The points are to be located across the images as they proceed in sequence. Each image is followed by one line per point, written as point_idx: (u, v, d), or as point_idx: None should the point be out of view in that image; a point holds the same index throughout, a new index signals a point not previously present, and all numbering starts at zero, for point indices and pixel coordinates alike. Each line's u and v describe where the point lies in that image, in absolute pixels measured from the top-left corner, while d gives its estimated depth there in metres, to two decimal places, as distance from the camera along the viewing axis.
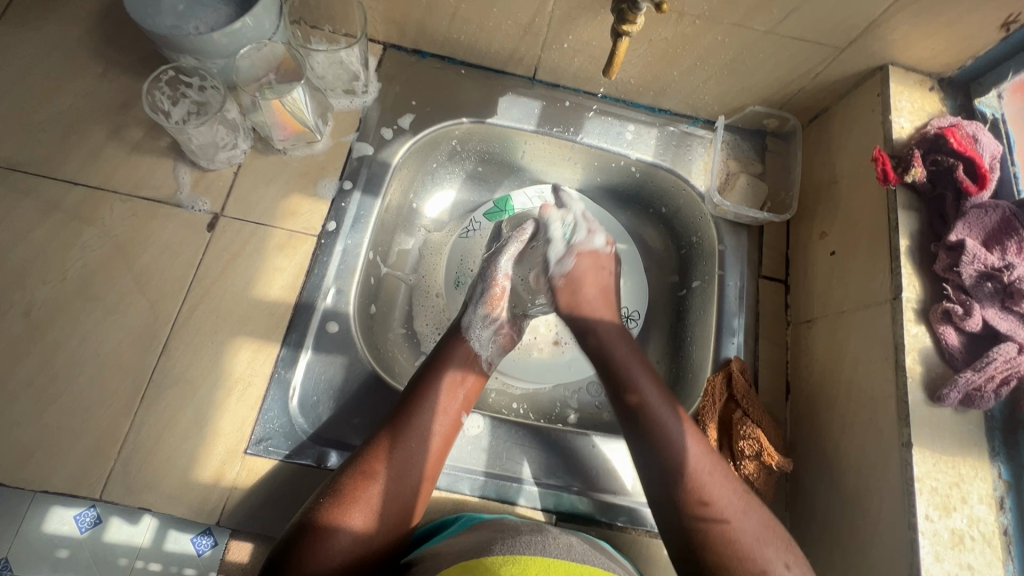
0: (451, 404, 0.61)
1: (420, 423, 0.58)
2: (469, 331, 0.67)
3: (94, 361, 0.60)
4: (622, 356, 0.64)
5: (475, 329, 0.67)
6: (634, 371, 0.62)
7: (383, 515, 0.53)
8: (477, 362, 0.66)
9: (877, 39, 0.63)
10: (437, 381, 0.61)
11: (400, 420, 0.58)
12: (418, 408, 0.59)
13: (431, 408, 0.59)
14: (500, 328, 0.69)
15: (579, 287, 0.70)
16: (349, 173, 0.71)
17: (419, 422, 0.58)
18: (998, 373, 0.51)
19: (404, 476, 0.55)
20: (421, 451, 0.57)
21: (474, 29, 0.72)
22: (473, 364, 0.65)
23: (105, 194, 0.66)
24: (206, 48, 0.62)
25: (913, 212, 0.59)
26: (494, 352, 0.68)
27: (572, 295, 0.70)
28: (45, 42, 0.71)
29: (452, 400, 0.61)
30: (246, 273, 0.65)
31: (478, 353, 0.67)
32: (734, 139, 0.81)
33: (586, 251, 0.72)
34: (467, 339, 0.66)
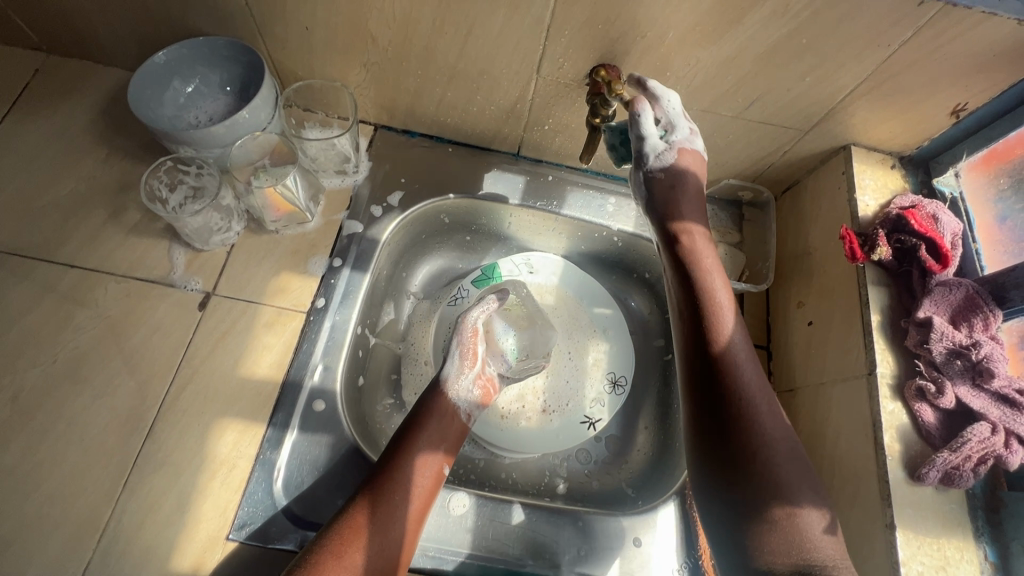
0: (429, 467, 0.61)
1: (398, 491, 0.57)
2: (448, 383, 0.68)
3: (80, 445, 0.60)
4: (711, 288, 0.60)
5: (454, 381, 0.68)
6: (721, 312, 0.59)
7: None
8: (458, 417, 0.67)
9: (839, 122, 0.67)
10: (414, 448, 0.61)
11: (383, 475, 0.58)
12: (395, 476, 0.58)
13: (408, 472, 0.59)
14: (477, 378, 0.71)
15: (678, 187, 0.64)
16: (340, 251, 0.73)
17: (396, 489, 0.57)
18: (974, 453, 0.51)
19: (382, 547, 0.54)
20: (400, 520, 0.56)
21: (460, 113, 0.76)
22: (454, 418, 0.66)
23: (99, 276, 0.68)
24: (205, 140, 0.65)
25: (882, 287, 0.61)
26: (472, 403, 0.69)
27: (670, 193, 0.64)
28: (52, 131, 0.74)
29: (430, 462, 0.61)
30: (235, 351, 0.66)
31: (457, 406, 0.67)
32: (711, 209, 0.83)
33: (688, 148, 0.64)
34: (446, 392, 0.67)
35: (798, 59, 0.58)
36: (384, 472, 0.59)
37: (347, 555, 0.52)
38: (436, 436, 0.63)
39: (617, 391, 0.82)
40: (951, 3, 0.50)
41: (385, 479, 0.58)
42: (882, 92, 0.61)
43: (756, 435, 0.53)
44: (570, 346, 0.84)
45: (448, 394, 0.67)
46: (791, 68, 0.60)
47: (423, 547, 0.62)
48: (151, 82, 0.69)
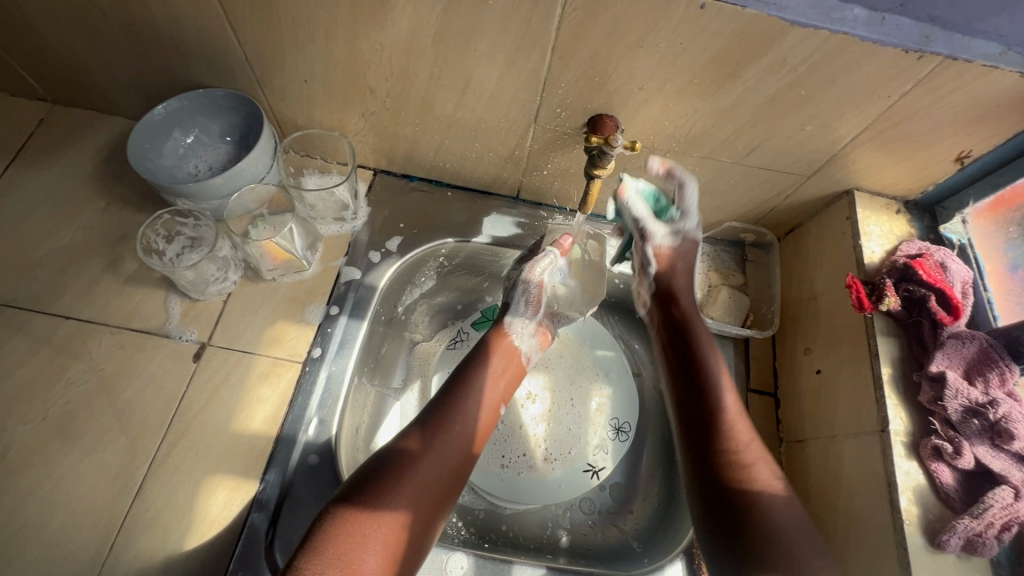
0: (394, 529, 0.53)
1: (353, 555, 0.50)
2: (513, 324, 0.72)
3: (67, 506, 0.58)
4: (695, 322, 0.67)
5: (519, 325, 0.72)
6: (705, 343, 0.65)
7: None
8: (517, 356, 0.71)
9: (841, 168, 0.66)
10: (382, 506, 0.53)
11: (451, 399, 0.63)
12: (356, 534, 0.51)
13: (368, 533, 0.51)
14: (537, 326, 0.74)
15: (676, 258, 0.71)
16: (337, 298, 0.72)
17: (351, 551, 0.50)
18: (997, 519, 0.49)
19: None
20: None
21: (459, 159, 0.76)
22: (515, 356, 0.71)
23: (94, 328, 0.67)
24: (203, 192, 0.66)
25: (892, 338, 0.60)
26: (533, 347, 0.74)
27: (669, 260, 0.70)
28: (53, 181, 0.75)
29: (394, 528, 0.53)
30: (229, 404, 0.65)
31: (519, 348, 0.72)
32: (714, 250, 0.82)
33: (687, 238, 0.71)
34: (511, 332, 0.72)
35: (798, 109, 0.58)
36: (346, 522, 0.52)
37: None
38: (414, 491, 0.56)
39: (621, 437, 0.80)
40: (951, 57, 0.50)
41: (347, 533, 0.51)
42: (884, 139, 0.60)
43: (750, 488, 0.56)
44: (570, 396, 0.81)
45: (512, 338, 0.71)
46: (791, 117, 0.59)
47: None
48: (152, 134, 0.70)
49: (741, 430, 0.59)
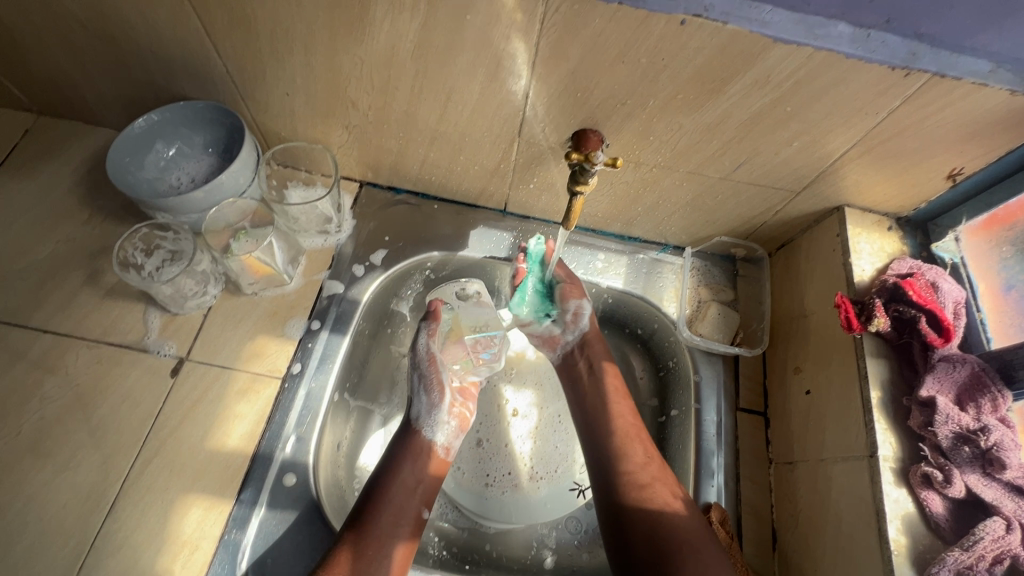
0: (383, 558, 0.60)
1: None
2: (421, 419, 0.71)
3: (37, 525, 0.57)
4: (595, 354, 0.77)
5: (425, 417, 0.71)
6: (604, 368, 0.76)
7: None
8: (433, 453, 0.70)
9: (831, 184, 0.64)
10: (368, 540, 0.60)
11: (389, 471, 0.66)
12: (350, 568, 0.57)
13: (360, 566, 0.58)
14: (451, 411, 0.73)
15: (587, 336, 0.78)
16: (319, 312, 0.71)
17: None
18: (988, 552, 0.47)
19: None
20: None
21: (444, 172, 0.75)
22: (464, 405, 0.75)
23: (72, 342, 0.66)
24: (183, 206, 0.65)
25: (882, 359, 0.58)
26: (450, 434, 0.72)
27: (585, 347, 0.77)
28: (36, 192, 0.74)
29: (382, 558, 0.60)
30: (205, 421, 0.64)
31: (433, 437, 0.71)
32: (704, 265, 0.81)
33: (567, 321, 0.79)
34: (419, 429, 0.70)
35: (784, 125, 0.57)
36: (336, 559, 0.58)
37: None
38: (392, 523, 0.62)
39: None
40: (940, 74, 0.48)
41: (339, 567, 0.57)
42: (873, 156, 0.59)
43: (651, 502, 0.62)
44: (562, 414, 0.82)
45: (424, 432, 0.70)
46: (778, 133, 0.58)
47: None
48: (132, 146, 0.69)
49: (636, 455, 0.66)
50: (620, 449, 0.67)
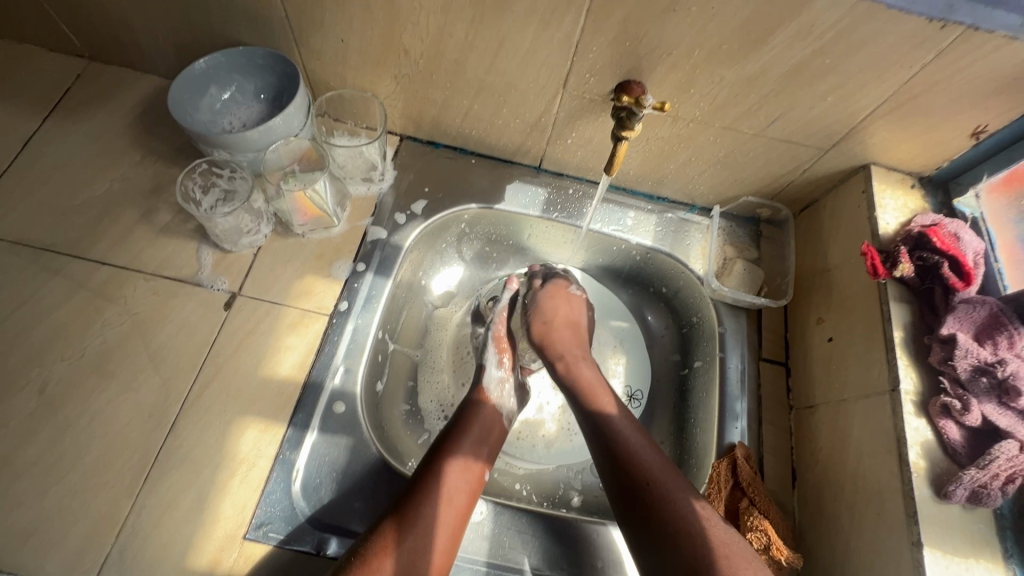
0: (462, 479, 0.61)
1: (425, 505, 0.57)
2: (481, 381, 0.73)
3: (103, 439, 0.60)
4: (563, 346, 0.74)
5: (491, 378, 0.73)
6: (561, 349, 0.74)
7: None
8: (499, 418, 0.70)
9: (859, 142, 0.68)
10: (448, 459, 0.62)
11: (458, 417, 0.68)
12: (430, 483, 0.59)
13: (438, 483, 0.59)
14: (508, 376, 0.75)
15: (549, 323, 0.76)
16: (364, 256, 0.75)
17: (427, 499, 0.58)
18: (1002, 471, 0.51)
19: (410, 561, 0.54)
20: (429, 534, 0.56)
21: (485, 126, 0.78)
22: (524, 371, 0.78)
23: (130, 274, 0.69)
24: (240, 144, 0.67)
25: (905, 304, 0.62)
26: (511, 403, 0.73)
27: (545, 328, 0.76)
28: (89, 133, 0.77)
29: (461, 477, 0.61)
30: (258, 351, 0.67)
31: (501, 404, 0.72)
32: (729, 225, 0.84)
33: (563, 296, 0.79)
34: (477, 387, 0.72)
35: (821, 79, 0.60)
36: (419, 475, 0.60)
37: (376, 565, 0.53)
38: (473, 447, 0.64)
39: (633, 405, 0.82)
40: (973, 27, 0.52)
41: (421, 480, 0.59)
42: (902, 112, 0.62)
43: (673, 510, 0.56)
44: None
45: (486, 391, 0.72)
46: (814, 87, 0.61)
47: None
48: (189, 88, 0.72)
49: (656, 469, 0.59)
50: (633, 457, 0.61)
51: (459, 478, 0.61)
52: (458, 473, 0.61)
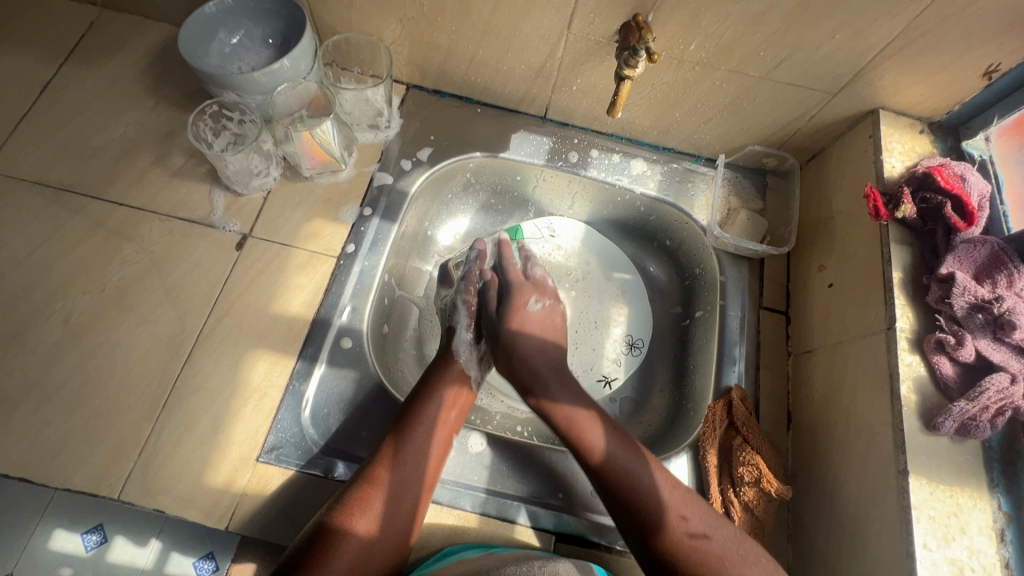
0: (452, 404, 0.65)
1: (421, 426, 0.61)
2: (457, 352, 0.71)
3: (124, 366, 0.64)
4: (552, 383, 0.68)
5: (467, 351, 0.72)
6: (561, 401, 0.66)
7: (393, 512, 0.57)
8: (469, 381, 0.69)
9: (867, 84, 0.67)
10: (440, 386, 0.66)
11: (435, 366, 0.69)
12: (423, 407, 0.63)
13: (434, 406, 0.63)
14: (480, 350, 0.74)
15: (525, 318, 0.73)
16: (370, 200, 0.76)
17: (423, 421, 0.62)
18: (992, 403, 0.52)
19: (411, 477, 0.59)
20: (425, 451, 0.61)
21: (490, 72, 0.78)
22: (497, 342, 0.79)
23: (146, 214, 0.71)
24: (249, 86, 0.69)
25: (906, 246, 0.62)
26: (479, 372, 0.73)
27: (520, 323, 0.73)
28: (103, 79, 0.79)
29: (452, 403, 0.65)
30: (268, 288, 0.69)
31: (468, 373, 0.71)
32: (735, 176, 0.84)
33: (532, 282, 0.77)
34: (455, 359, 0.70)
35: (828, 16, 0.59)
36: (413, 400, 0.64)
37: (379, 476, 0.58)
38: (461, 378, 0.68)
39: (634, 353, 0.84)
40: None
41: (415, 403, 0.63)
42: (912, 52, 0.61)
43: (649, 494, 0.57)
44: (594, 322, 0.86)
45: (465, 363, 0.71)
46: (821, 25, 0.60)
47: (442, 480, 0.64)
48: (199, 31, 0.72)
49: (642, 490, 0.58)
50: (625, 477, 0.59)
51: (449, 403, 0.65)
52: (442, 414, 0.64)
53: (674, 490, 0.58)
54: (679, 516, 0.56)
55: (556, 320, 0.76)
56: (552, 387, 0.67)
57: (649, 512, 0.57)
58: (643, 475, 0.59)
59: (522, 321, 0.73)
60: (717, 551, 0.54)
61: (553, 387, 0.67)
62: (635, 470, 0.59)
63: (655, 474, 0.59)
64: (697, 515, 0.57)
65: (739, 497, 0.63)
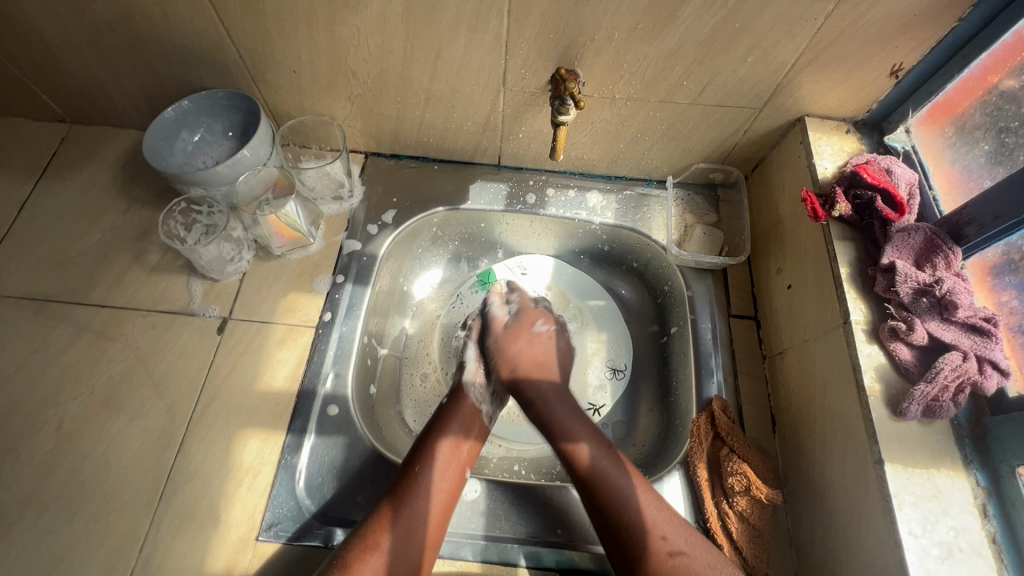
0: (454, 461, 0.65)
1: (420, 489, 0.61)
2: (467, 388, 0.72)
3: (118, 465, 0.65)
4: (547, 412, 0.69)
5: (471, 384, 0.73)
6: (568, 426, 0.67)
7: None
8: (480, 416, 0.70)
9: (788, 96, 0.71)
10: (436, 444, 0.65)
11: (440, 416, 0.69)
12: (422, 469, 0.62)
13: (432, 467, 0.63)
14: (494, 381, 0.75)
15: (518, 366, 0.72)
16: (341, 268, 0.79)
17: (424, 481, 0.61)
18: (950, 382, 0.54)
19: (406, 540, 0.58)
20: (426, 513, 0.60)
21: (440, 132, 0.83)
22: (475, 419, 0.70)
23: (128, 312, 0.74)
24: (212, 179, 0.73)
25: (849, 241, 0.65)
26: (493, 405, 0.73)
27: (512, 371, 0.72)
28: (77, 191, 0.83)
29: (454, 459, 0.65)
30: (252, 367, 0.71)
31: (479, 406, 0.71)
32: (687, 194, 0.88)
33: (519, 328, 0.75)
34: (467, 395, 0.71)
35: (736, 43, 0.64)
36: (416, 455, 0.64)
37: (376, 542, 0.57)
38: (461, 431, 0.67)
39: (617, 379, 0.84)
40: None
41: (418, 459, 0.63)
42: (820, 63, 0.66)
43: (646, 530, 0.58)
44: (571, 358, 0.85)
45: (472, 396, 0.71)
46: (731, 51, 0.65)
47: None
48: (162, 136, 0.78)
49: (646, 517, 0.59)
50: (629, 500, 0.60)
51: (452, 454, 0.65)
52: (445, 468, 0.63)
53: (670, 529, 0.58)
54: (659, 537, 0.58)
55: (544, 354, 0.74)
56: (567, 422, 0.67)
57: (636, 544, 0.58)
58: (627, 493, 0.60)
59: (513, 362, 0.73)
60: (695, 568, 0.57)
61: (571, 426, 0.66)
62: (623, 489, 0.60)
63: (637, 489, 0.61)
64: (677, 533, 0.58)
65: (733, 508, 0.63)
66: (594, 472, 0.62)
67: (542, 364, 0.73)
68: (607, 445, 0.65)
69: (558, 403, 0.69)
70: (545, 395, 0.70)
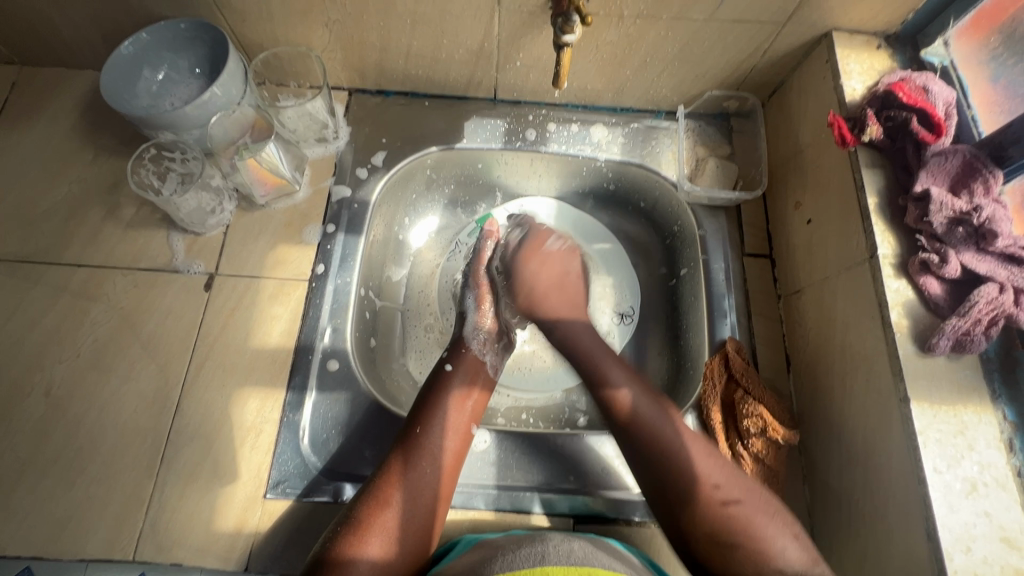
0: (457, 420, 0.62)
1: (427, 449, 0.58)
2: (468, 340, 0.69)
3: (114, 429, 0.63)
4: (586, 351, 0.65)
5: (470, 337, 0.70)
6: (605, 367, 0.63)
7: (403, 536, 0.54)
8: (483, 368, 0.67)
9: (816, 8, 0.64)
10: (439, 403, 0.62)
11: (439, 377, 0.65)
12: (426, 430, 0.60)
13: (436, 427, 0.60)
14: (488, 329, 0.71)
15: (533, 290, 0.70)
16: (332, 216, 0.74)
17: (429, 442, 0.59)
18: (984, 315, 0.51)
19: (416, 498, 0.56)
20: (431, 471, 0.57)
21: (429, 63, 0.75)
22: (479, 374, 0.66)
23: (107, 271, 0.70)
24: (182, 122, 0.66)
25: (878, 169, 0.60)
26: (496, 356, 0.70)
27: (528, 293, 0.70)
28: (36, 141, 0.76)
29: (457, 416, 0.62)
30: (245, 324, 0.68)
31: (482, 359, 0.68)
32: (698, 125, 0.81)
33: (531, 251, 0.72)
34: (467, 347, 0.68)
35: None
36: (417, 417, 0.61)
37: (385, 503, 0.54)
38: (465, 384, 0.65)
39: (625, 323, 0.81)
40: None
41: (422, 419, 0.60)
42: None
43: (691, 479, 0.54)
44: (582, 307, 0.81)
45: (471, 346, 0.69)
46: None
47: None
48: (121, 75, 0.70)
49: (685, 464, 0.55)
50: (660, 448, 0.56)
51: (456, 412, 0.62)
52: (449, 429, 0.60)
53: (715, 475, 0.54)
54: (711, 483, 0.54)
55: (560, 270, 0.71)
56: (600, 360, 0.63)
57: (680, 487, 0.54)
58: (670, 436, 0.57)
59: (530, 285, 0.70)
60: (749, 513, 0.52)
61: (608, 371, 0.62)
62: (665, 434, 0.57)
63: (678, 425, 0.58)
64: (731, 481, 0.54)
65: (749, 450, 0.62)
66: (639, 420, 0.58)
67: (559, 289, 0.70)
68: (647, 389, 0.61)
69: (585, 335, 0.66)
70: (571, 328, 0.67)
